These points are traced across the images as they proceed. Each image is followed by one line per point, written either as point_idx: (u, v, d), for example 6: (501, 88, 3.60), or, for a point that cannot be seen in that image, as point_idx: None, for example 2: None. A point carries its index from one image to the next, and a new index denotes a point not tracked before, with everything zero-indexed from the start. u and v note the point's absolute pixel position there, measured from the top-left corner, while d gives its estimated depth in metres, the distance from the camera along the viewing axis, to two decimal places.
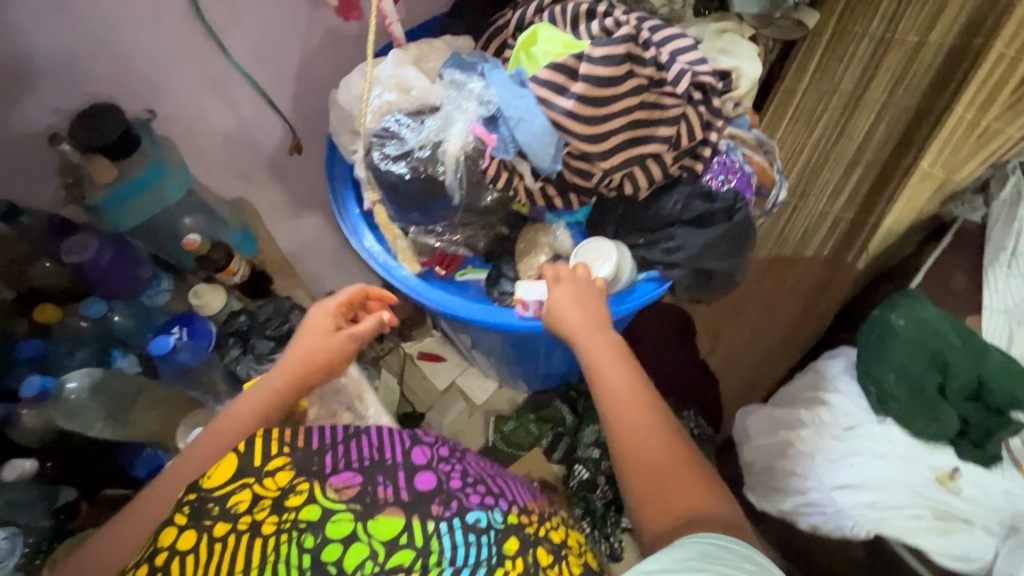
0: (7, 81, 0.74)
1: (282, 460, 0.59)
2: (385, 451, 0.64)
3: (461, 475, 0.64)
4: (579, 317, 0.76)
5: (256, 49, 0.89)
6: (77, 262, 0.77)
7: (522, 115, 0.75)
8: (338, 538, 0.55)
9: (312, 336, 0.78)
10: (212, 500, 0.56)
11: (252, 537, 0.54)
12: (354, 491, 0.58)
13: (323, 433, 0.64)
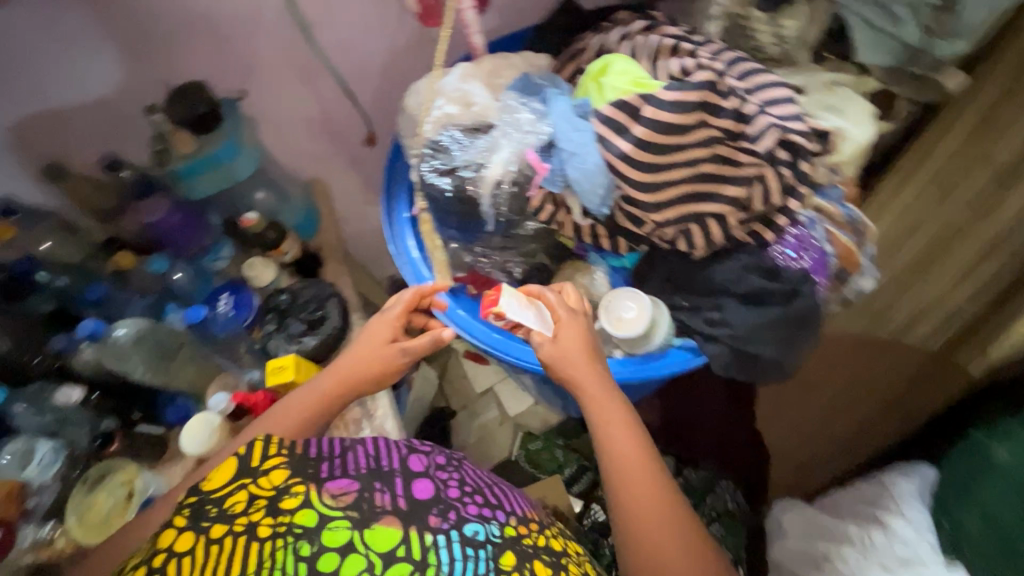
0: (124, 53, 0.83)
1: (278, 459, 0.56)
2: (381, 458, 0.60)
3: (459, 484, 0.60)
4: (585, 361, 0.71)
5: (343, 45, 0.92)
6: (152, 222, 0.87)
7: (577, 150, 0.71)
8: (335, 546, 0.50)
9: (367, 345, 0.77)
10: (211, 502, 0.53)
11: (246, 541, 0.50)
12: (351, 498, 0.53)
13: (322, 445, 0.60)
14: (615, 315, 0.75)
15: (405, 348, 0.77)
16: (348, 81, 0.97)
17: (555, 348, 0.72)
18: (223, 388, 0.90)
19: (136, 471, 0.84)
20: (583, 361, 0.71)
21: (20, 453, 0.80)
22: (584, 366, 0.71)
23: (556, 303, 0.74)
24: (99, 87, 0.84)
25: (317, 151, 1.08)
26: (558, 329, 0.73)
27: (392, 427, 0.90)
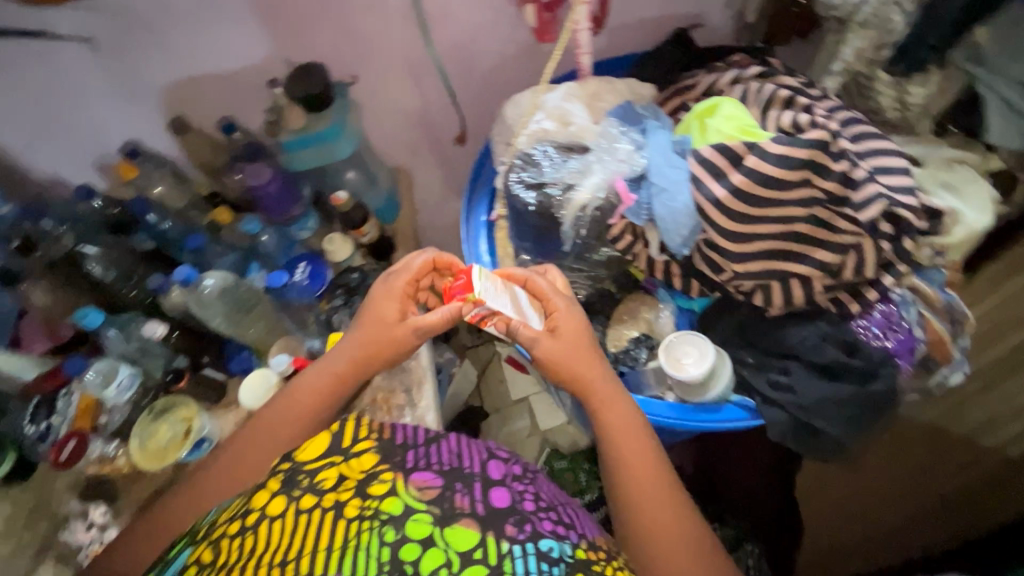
0: (257, 28, 0.88)
1: (368, 444, 0.61)
2: (462, 459, 0.62)
3: (534, 497, 0.60)
4: (584, 353, 0.72)
5: (455, 46, 0.96)
6: (255, 185, 0.91)
7: (668, 186, 0.70)
8: (417, 538, 0.51)
9: (378, 319, 0.79)
10: (303, 472, 0.58)
11: (332, 516, 0.53)
12: (435, 494, 0.55)
13: (408, 434, 0.65)
14: (674, 358, 0.73)
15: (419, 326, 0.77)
16: (452, 81, 1.01)
17: (557, 337, 0.72)
18: (284, 350, 0.92)
19: (194, 410, 0.90)
20: (580, 354, 0.72)
21: (104, 374, 0.88)
22: (582, 357, 0.72)
23: (550, 289, 0.75)
24: (231, 55, 0.91)
25: (409, 142, 1.12)
26: (556, 317, 0.74)
27: (432, 420, 0.92)
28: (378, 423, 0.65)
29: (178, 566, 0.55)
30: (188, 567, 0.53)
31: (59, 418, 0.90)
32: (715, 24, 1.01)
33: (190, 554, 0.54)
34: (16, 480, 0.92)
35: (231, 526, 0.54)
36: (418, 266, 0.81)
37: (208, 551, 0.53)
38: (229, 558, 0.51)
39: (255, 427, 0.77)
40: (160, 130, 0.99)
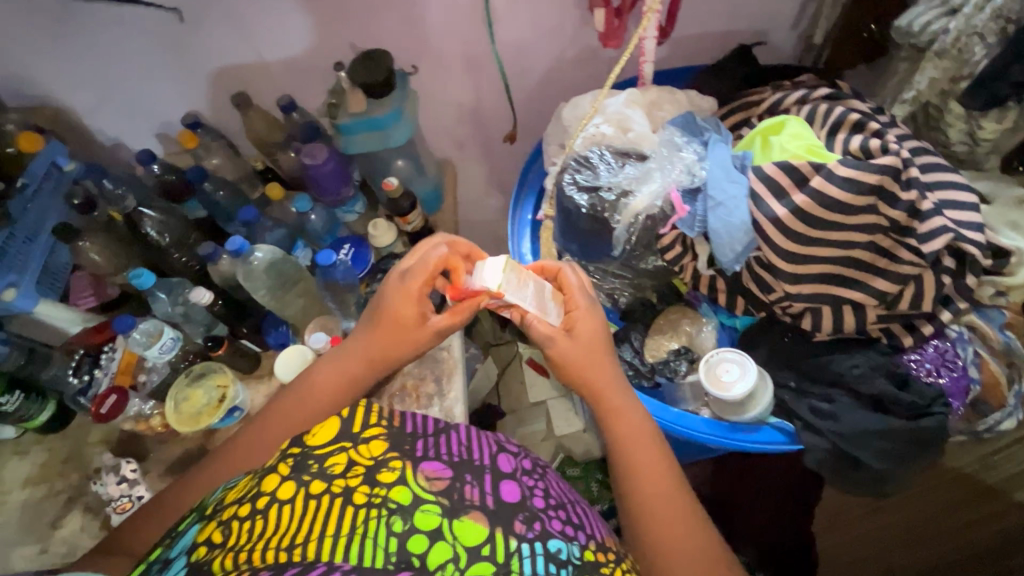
0: (328, 12, 0.90)
1: (378, 430, 0.60)
2: (472, 450, 0.61)
3: (543, 494, 0.59)
4: (597, 358, 0.72)
5: (517, 45, 0.96)
6: (310, 165, 0.91)
7: (725, 201, 0.69)
8: (425, 530, 0.51)
9: (393, 321, 0.76)
10: (313, 457, 0.57)
11: (342, 504, 0.52)
12: (444, 485, 0.55)
13: (418, 424, 0.64)
14: (715, 375, 0.72)
15: (437, 326, 0.77)
16: (509, 79, 1.02)
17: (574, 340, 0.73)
18: (321, 329, 0.92)
19: (230, 378, 0.91)
20: (594, 356, 0.73)
21: (150, 333, 0.89)
22: (595, 359, 0.73)
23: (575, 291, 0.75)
24: (298, 35, 0.93)
25: (459, 136, 1.14)
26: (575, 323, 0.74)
27: (460, 413, 0.92)
28: (392, 412, 0.64)
29: (182, 545, 0.53)
30: (194, 550, 0.51)
31: (101, 373, 0.93)
32: (778, 43, 1.00)
33: (199, 533, 0.53)
34: (54, 426, 0.97)
35: (239, 509, 0.53)
36: (435, 261, 0.76)
37: (219, 531, 0.52)
38: (238, 540, 0.50)
39: (274, 404, 0.77)
40: (222, 103, 1.02)
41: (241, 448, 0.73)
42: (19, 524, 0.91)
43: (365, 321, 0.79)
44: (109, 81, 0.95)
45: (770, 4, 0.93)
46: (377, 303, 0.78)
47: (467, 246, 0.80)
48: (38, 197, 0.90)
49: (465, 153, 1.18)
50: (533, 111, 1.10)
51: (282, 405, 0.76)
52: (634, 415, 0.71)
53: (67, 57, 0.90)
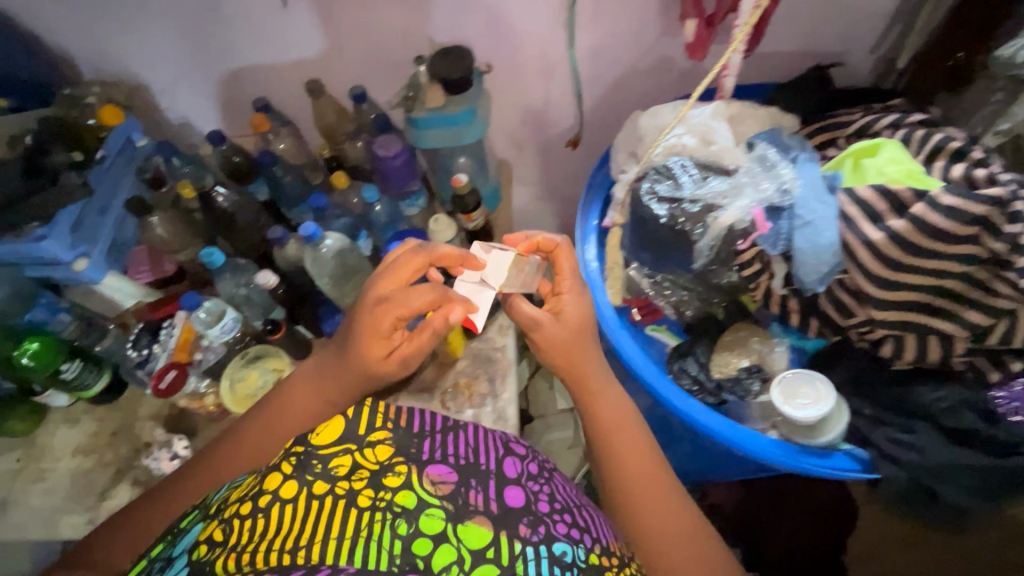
0: (412, 6, 0.90)
1: (383, 433, 0.57)
2: (479, 453, 0.61)
3: (549, 498, 0.58)
4: (581, 344, 0.77)
5: (594, 50, 0.97)
6: (383, 156, 0.92)
7: (814, 221, 0.68)
8: (429, 533, 0.49)
9: (363, 356, 0.73)
10: (316, 457, 0.53)
11: (344, 506, 0.50)
12: (449, 489, 0.53)
13: (423, 420, 0.62)
14: (789, 398, 0.71)
15: (404, 358, 0.74)
16: (582, 83, 1.02)
17: (560, 324, 0.77)
18: None
19: (286, 362, 0.93)
20: (580, 343, 0.77)
21: (213, 312, 0.91)
22: (581, 347, 0.78)
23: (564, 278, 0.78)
24: (379, 28, 0.93)
25: (522, 137, 1.13)
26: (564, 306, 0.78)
27: (513, 414, 0.91)
28: (397, 406, 0.62)
29: (185, 544, 0.51)
30: (197, 548, 0.49)
31: (160, 348, 0.93)
32: (856, 65, 0.99)
33: (202, 531, 0.51)
34: (106, 397, 0.98)
35: (240, 507, 0.50)
36: (421, 295, 0.73)
37: (220, 529, 0.50)
38: (238, 540, 0.47)
39: (269, 406, 0.80)
40: (293, 90, 1.03)
41: (269, 424, 0.78)
42: (68, 493, 0.92)
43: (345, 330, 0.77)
44: (186, 60, 0.96)
45: (856, 25, 0.92)
46: (352, 325, 0.75)
47: (458, 257, 0.79)
48: (113, 170, 0.91)
49: (525, 155, 1.18)
50: (599, 118, 1.10)
51: (305, 382, 0.79)
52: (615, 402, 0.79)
53: (152, 33, 0.91)
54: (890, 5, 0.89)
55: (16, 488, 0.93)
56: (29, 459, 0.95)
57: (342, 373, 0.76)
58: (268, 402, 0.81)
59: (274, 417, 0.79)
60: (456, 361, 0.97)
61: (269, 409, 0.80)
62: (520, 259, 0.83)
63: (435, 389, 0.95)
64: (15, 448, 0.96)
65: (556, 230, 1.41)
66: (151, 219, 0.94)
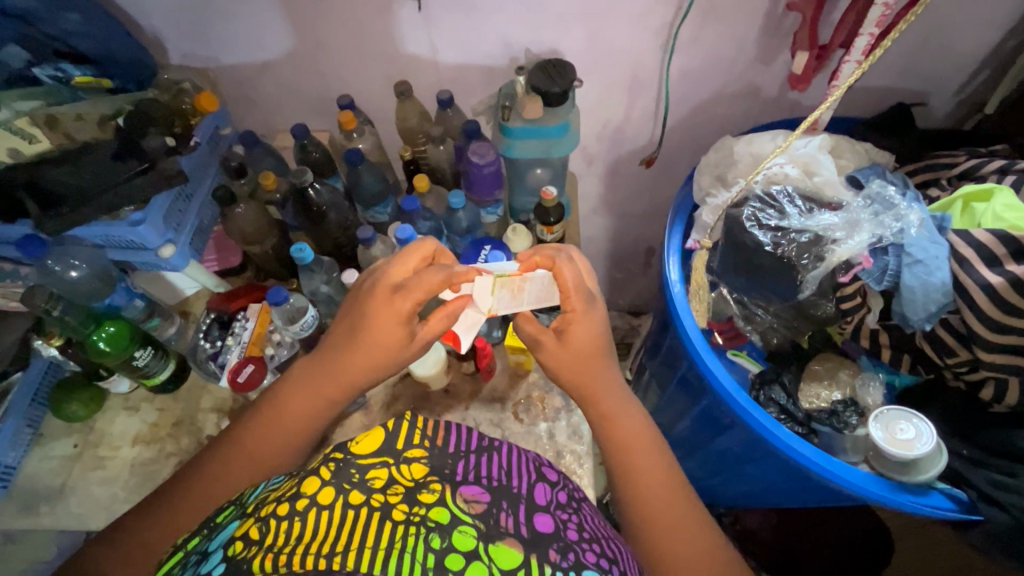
0: (514, 17, 0.91)
1: (419, 452, 0.51)
2: (511, 475, 0.53)
3: (578, 527, 0.50)
4: (587, 364, 0.76)
5: (684, 72, 0.98)
6: (474, 163, 0.92)
7: (925, 259, 0.69)
8: (461, 549, 0.42)
9: (380, 344, 0.72)
10: (354, 466, 0.47)
11: (379, 518, 0.43)
12: (482, 509, 0.46)
13: (461, 438, 0.56)
14: (890, 432, 0.72)
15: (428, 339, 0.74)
16: (667, 104, 1.03)
17: (564, 347, 0.76)
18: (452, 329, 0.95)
19: None
20: (587, 362, 0.76)
21: (294, 309, 0.89)
22: (592, 364, 0.76)
23: (573, 286, 0.76)
24: (477, 36, 0.93)
25: (596, 152, 1.14)
26: (570, 326, 0.76)
27: (587, 430, 0.90)
28: (434, 423, 0.56)
29: (223, 539, 0.45)
30: (232, 544, 0.43)
31: (234, 340, 0.92)
32: (936, 107, 1.01)
33: (237, 528, 0.45)
34: (167, 387, 0.95)
35: (276, 508, 0.44)
36: (439, 274, 0.71)
37: (256, 528, 0.43)
38: (274, 542, 0.41)
39: (265, 408, 0.77)
40: (378, 89, 1.03)
41: (275, 427, 0.75)
42: (127, 483, 0.90)
43: (346, 327, 0.75)
44: (279, 53, 0.96)
45: (947, 69, 0.94)
46: (362, 323, 0.72)
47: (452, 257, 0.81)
48: (201, 157, 0.91)
49: (596, 170, 1.18)
50: (675, 139, 1.11)
51: (298, 384, 0.77)
52: (631, 420, 0.77)
53: (251, 24, 0.90)
54: (981, 52, 0.91)
55: (74, 474, 0.91)
56: (87, 445, 0.93)
57: (339, 379, 0.75)
58: (262, 406, 0.77)
59: (270, 424, 0.75)
60: (529, 373, 0.96)
61: (260, 418, 0.76)
62: (511, 279, 0.77)
63: (507, 400, 0.94)
64: (72, 433, 0.94)
65: (608, 245, 1.41)
66: (235, 208, 0.92)
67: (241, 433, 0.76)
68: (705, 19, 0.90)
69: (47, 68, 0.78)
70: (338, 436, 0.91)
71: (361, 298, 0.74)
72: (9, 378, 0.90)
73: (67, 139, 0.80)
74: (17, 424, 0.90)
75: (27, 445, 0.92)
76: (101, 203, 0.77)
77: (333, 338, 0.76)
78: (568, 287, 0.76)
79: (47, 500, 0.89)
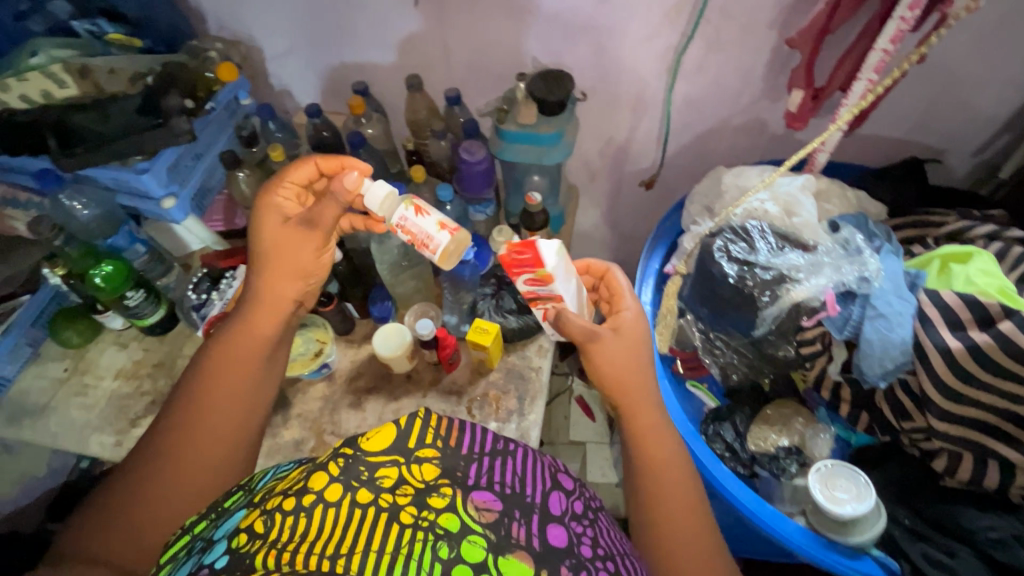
0: (527, 26, 0.93)
1: (432, 452, 0.45)
2: (525, 483, 0.46)
3: (592, 543, 0.44)
4: (633, 362, 0.70)
5: (690, 98, 0.98)
6: (466, 160, 0.95)
7: (888, 314, 0.67)
8: (470, 561, 0.38)
9: (269, 244, 0.78)
10: (364, 463, 0.42)
11: (386, 521, 0.40)
12: (493, 518, 0.41)
13: (475, 438, 0.48)
14: (828, 488, 0.69)
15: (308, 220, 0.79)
16: (671, 127, 1.03)
17: (619, 336, 0.70)
18: (422, 316, 0.98)
19: (330, 336, 0.97)
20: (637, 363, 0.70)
21: None
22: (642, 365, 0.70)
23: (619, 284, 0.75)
24: (491, 40, 0.96)
25: (599, 169, 1.14)
26: (620, 320, 0.72)
27: (535, 437, 0.90)
28: (448, 420, 0.49)
29: (229, 528, 0.43)
30: (237, 536, 0.41)
31: (218, 296, 0.97)
32: (953, 165, 0.97)
33: (243, 519, 0.42)
34: (157, 329, 1.01)
35: (282, 502, 0.41)
36: (306, 164, 0.80)
37: (261, 520, 0.41)
38: (278, 538, 0.39)
39: (207, 361, 0.76)
40: (392, 80, 1.07)
41: (217, 389, 0.74)
42: (103, 412, 0.96)
43: (262, 270, 0.78)
44: (303, 37, 1.02)
45: (965, 127, 0.90)
46: (295, 268, 0.78)
47: (337, 161, 0.81)
48: (216, 121, 0.97)
49: (597, 186, 1.19)
50: (679, 165, 1.10)
51: (231, 336, 0.77)
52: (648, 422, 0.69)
53: (277, 6, 0.98)
54: (1002, 114, 0.87)
55: (59, 395, 0.98)
56: (75, 371, 1.00)
57: (269, 305, 0.78)
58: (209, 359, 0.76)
59: (214, 373, 0.75)
60: (490, 371, 0.97)
61: (200, 381, 0.75)
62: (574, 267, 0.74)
63: (464, 394, 0.95)
64: (64, 358, 1.01)
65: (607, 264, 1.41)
66: (239, 174, 0.98)
67: (191, 397, 0.74)
68: (712, 47, 0.90)
69: (85, 23, 0.88)
70: (299, 401, 0.95)
71: (263, 249, 0.78)
72: (17, 299, 0.98)
73: (95, 89, 0.86)
74: (17, 341, 0.98)
75: (25, 362, 1.00)
76: (116, 150, 0.84)
77: (256, 287, 0.78)
78: (619, 290, 0.75)
79: (31, 415, 0.96)
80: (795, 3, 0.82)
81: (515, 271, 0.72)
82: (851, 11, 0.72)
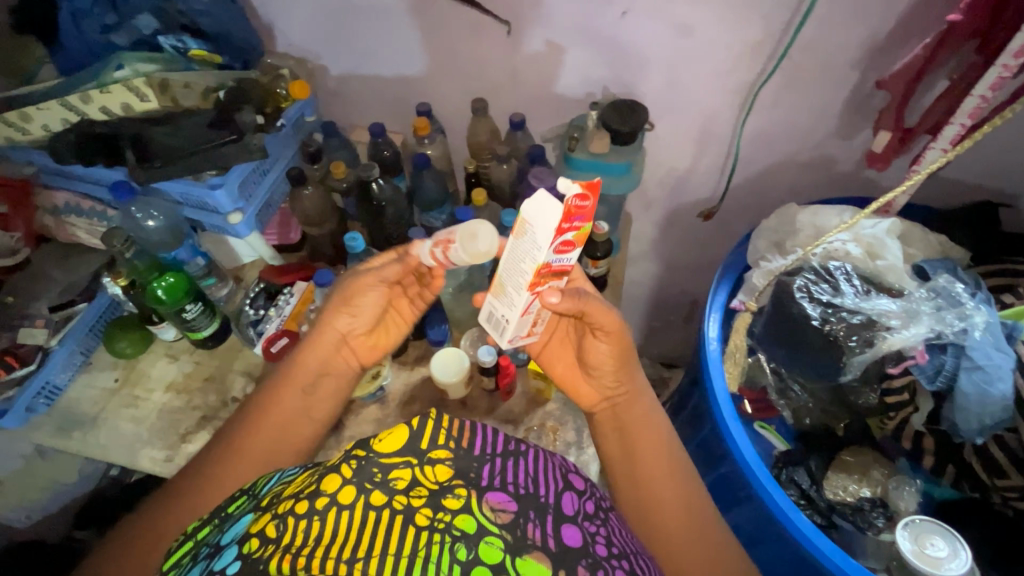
0: (601, 56, 0.93)
1: (444, 453, 0.41)
2: (538, 484, 0.42)
3: (607, 540, 0.41)
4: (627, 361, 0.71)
5: (760, 132, 0.97)
6: (534, 186, 0.95)
7: (987, 367, 0.66)
8: (488, 562, 0.35)
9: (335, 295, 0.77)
10: (378, 465, 0.38)
11: (401, 524, 0.36)
12: (509, 519, 0.38)
13: (484, 437, 0.44)
14: (920, 545, 0.66)
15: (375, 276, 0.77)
16: (736, 160, 1.02)
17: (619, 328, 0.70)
18: (479, 342, 0.97)
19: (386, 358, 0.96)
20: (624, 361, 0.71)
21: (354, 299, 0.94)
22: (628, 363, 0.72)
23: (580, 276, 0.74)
24: (562, 68, 0.96)
25: (656, 197, 1.13)
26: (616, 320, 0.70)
27: (594, 472, 0.88)
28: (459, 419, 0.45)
29: (236, 533, 0.39)
30: (247, 541, 0.37)
31: (275, 312, 0.96)
32: None
33: (253, 523, 0.38)
34: (208, 343, 1.00)
35: (295, 506, 0.37)
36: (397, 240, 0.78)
37: (273, 524, 0.37)
38: (291, 543, 0.35)
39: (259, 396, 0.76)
40: (456, 101, 1.07)
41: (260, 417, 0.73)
42: (153, 426, 0.94)
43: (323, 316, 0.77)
44: (373, 57, 1.03)
45: None
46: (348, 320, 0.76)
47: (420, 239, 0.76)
48: (284, 138, 0.97)
49: (652, 214, 1.17)
50: (740, 197, 1.09)
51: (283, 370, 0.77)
52: (642, 410, 0.72)
53: (350, 27, 0.99)
54: None
55: (109, 407, 0.96)
56: (126, 382, 0.99)
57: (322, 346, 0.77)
58: (266, 383, 0.77)
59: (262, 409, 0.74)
60: (547, 402, 0.95)
61: (249, 416, 0.74)
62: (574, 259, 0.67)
63: (520, 423, 0.93)
64: (115, 368, 1.00)
65: (651, 291, 1.39)
66: (304, 190, 0.97)
67: (234, 431, 0.73)
68: (789, 83, 0.89)
69: (171, 38, 0.89)
70: (351, 424, 0.93)
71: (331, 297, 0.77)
72: (76, 307, 0.97)
73: (172, 103, 0.89)
74: (72, 349, 0.96)
75: (76, 370, 0.99)
76: (188, 165, 0.84)
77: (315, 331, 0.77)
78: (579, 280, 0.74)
79: (81, 426, 0.94)
80: (882, 44, 0.81)
81: (563, 227, 0.55)
82: (951, 54, 0.71)
